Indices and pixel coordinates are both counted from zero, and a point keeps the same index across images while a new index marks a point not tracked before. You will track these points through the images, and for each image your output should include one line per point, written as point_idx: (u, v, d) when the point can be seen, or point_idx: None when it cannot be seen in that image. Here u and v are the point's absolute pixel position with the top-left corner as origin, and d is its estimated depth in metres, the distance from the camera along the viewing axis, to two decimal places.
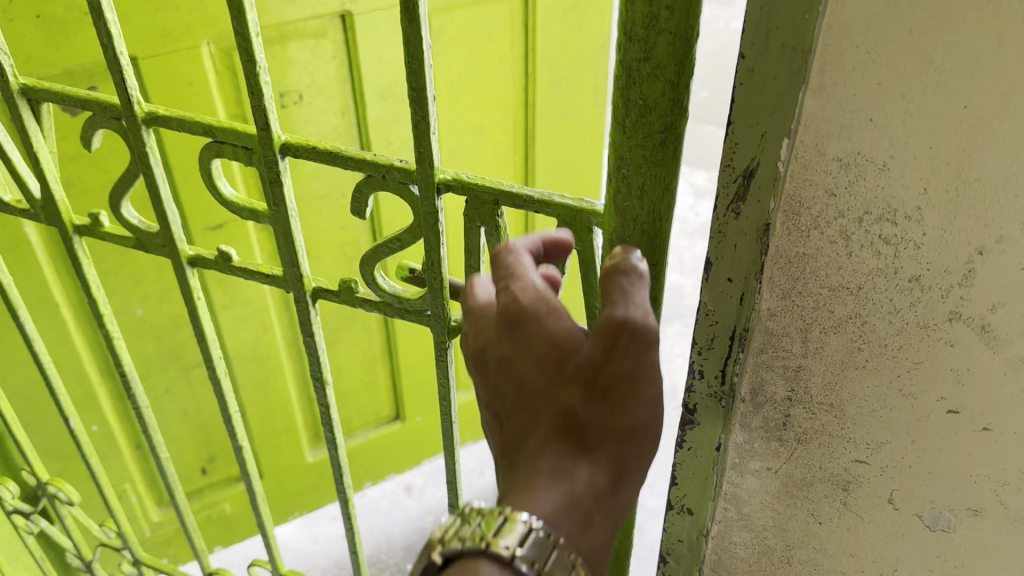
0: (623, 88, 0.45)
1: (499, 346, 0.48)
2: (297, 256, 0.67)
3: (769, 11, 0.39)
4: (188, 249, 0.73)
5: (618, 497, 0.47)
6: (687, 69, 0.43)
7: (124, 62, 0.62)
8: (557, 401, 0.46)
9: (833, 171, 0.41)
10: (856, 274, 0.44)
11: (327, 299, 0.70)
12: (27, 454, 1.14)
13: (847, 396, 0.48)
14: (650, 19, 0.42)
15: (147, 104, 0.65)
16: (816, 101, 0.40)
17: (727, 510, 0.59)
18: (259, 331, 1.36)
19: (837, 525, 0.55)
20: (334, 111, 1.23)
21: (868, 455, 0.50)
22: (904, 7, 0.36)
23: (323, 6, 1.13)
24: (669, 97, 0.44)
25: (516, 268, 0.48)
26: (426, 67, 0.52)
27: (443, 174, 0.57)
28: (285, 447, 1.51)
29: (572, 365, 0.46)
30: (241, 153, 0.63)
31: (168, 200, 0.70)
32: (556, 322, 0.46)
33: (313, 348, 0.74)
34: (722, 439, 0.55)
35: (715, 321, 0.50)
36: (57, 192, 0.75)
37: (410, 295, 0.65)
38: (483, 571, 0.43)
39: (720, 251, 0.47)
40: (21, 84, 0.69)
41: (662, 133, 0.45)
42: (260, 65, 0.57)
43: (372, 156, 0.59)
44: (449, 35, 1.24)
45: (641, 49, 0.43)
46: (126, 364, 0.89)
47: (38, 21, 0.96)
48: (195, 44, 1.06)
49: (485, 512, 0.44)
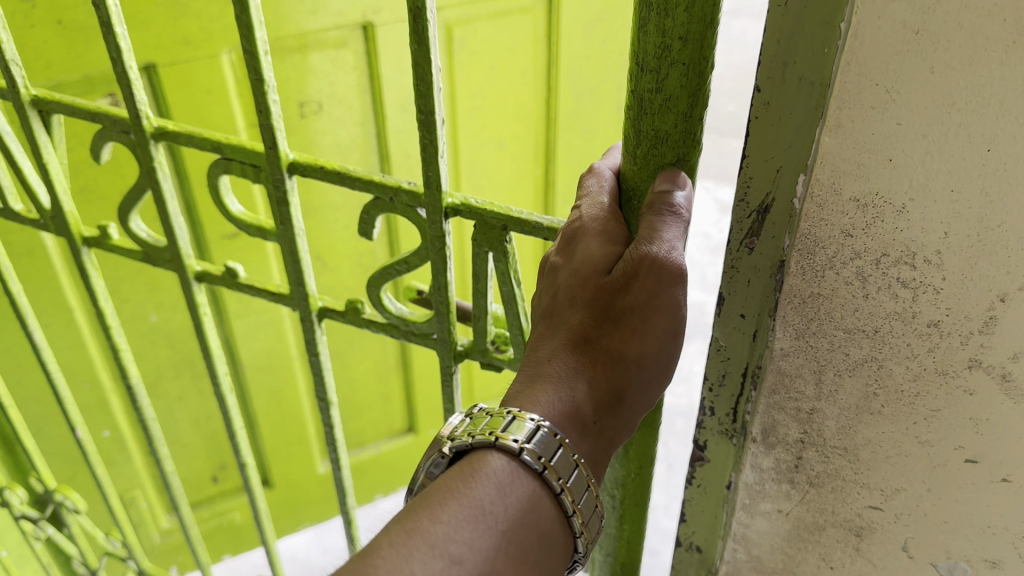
0: (634, 117, 0.46)
1: (553, 252, 0.51)
2: (304, 276, 0.67)
3: (787, 43, 0.39)
4: (194, 264, 0.73)
5: (617, 418, 0.49)
6: (700, 100, 0.44)
7: (133, 77, 0.63)
8: (579, 314, 0.48)
9: (850, 213, 0.40)
10: (872, 317, 0.42)
11: (332, 318, 0.69)
12: (35, 460, 1.15)
13: (862, 441, 0.47)
14: (662, 49, 0.42)
15: (155, 119, 0.66)
16: (833, 139, 0.39)
17: (736, 550, 0.57)
18: (273, 339, 1.36)
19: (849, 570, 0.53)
20: (353, 121, 1.22)
21: (882, 502, 0.48)
22: (925, 46, 0.35)
23: (344, 17, 1.13)
24: (681, 128, 0.45)
25: (591, 186, 0.51)
26: (435, 91, 0.52)
27: (451, 199, 0.57)
28: (297, 456, 1.51)
29: (599, 281, 0.48)
30: (249, 171, 0.63)
31: (176, 215, 0.70)
32: (600, 239, 0.49)
33: (317, 367, 0.73)
34: (732, 479, 0.54)
35: (726, 358, 0.49)
36: (66, 203, 0.76)
37: (417, 318, 0.65)
38: (492, 461, 0.45)
39: (732, 287, 0.47)
40: (32, 95, 0.70)
41: (674, 164, 0.46)
42: (269, 84, 0.57)
43: (380, 178, 0.59)
44: (470, 47, 1.23)
45: (653, 79, 0.44)
46: (132, 376, 0.90)
47: (59, 27, 0.96)
48: (215, 53, 1.07)
49: (494, 411, 0.46)
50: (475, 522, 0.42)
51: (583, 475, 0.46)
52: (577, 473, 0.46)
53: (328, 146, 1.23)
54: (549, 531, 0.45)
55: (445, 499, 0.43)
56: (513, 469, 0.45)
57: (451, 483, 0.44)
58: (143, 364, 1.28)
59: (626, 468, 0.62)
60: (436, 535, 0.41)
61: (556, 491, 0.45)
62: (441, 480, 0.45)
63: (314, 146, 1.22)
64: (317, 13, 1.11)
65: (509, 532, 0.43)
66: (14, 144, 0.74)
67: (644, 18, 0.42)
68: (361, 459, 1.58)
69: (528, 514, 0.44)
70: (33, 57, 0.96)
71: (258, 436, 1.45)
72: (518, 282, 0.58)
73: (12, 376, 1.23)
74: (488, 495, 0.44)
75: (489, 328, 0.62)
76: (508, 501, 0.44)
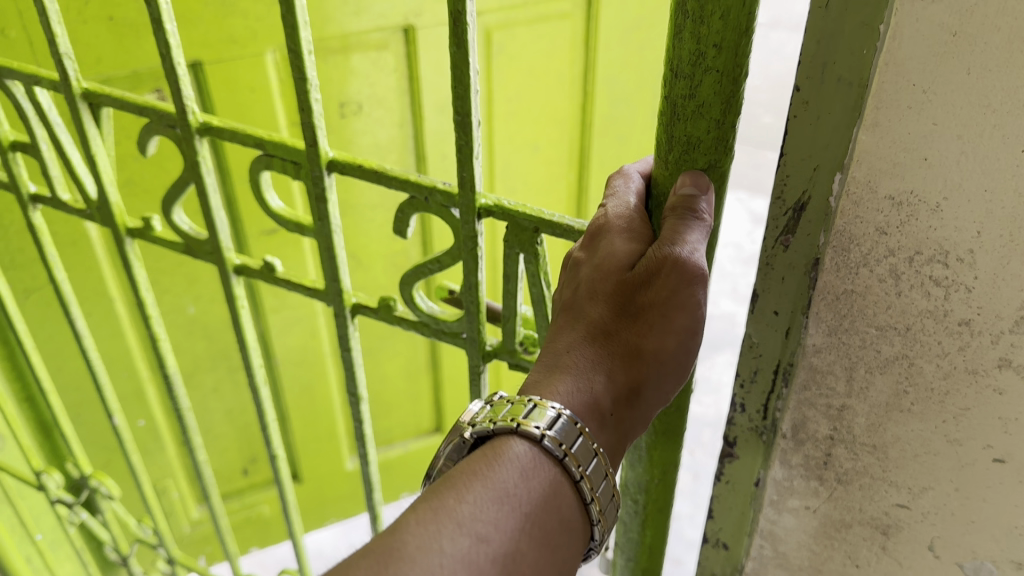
0: (668, 123, 0.46)
1: (577, 248, 0.52)
2: (339, 271, 0.68)
3: (827, 44, 0.39)
4: (234, 257, 0.75)
5: (634, 412, 0.50)
6: (732, 106, 0.44)
7: (181, 72, 0.65)
8: (600, 308, 0.49)
9: (885, 211, 0.41)
10: (904, 314, 0.43)
11: (365, 314, 0.71)
12: (72, 444, 1.18)
13: (891, 439, 0.47)
14: (697, 56, 0.43)
15: (201, 115, 0.68)
16: (870, 137, 0.40)
17: (763, 547, 0.57)
18: (307, 334, 1.38)
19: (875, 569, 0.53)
20: (391, 122, 1.24)
21: (909, 500, 0.49)
22: (963, 48, 0.35)
23: (387, 19, 1.15)
24: (713, 134, 0.45)
25: (619, 186, 0.52)
26: (472, 93, 0.53)
27: (485, 199, 0.58)
28: (326, 451, 1.53)
29: (622, 276, 0.49)
30: (289, 167, 0.65)
31: (217, 210, 0.72)
32: (623, 237, 0.50)
33: (349, 363, 0.75)
34: (761, 476, 0.54)
35: (759, 355, 0.49)
36: (112, 195, 0.78)
37: (447, 317, 0.66)
38: (514, 446, 0.46)
39: (767, 283, 0.47)
40: (83, 88, 0.72)
41: (705, 169, 0.47)
42: (312, 82, 0.59)
43: (416, 177, 0.60)
44: (509, 51, 1.25)
45: (686, 86, 0.44)
46: (170, 366, 0.92)
47: (111, 23, 0.99)
48: (260, 52, 1.09)
49: (515, 399, 0.47)
50: (499, 503, 0.43)
51: (602, 464, 0.47)
52: (597, 461, 0.46)
53: (366, 146, 1.25)
54: (570, 519, 0.46)
55: (470, 479, 0.44)
56: (535, 454, 0.46)
57: (475, 466, 0.45)
58: (180, 355, 1.30)
59: (650, 474, 0.62)
60: (462, 513, 0.43)
61: (575, 479, 0.46)
62: (464, 463, 0.46)
63: (352, 146, 1.24)
64: (359, 14, 1.14)
65: (532, 515, 0.44)
66: (65, 135, 0.77)
67: (681, 25, 0.43)
68: (389, 457, 1.60)
69: (549, 499, 0.45)
70: (85, 52, 0.99)
71: (290, 430, 1.47)
72: (548, 285, 0.59)
73: (53, 363, 1.27)
74: (512, 478, 0.45)
75: (519, 328, 0.63)
76: (531, 485, 0.45)
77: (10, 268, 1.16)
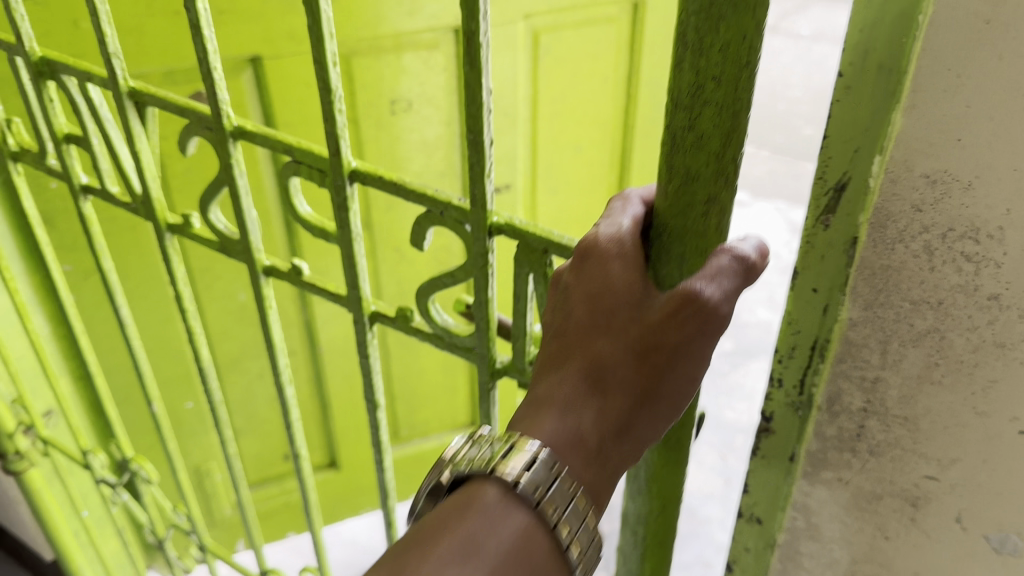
0: (668, 154, 0.46)
1: (567, 270, 0.49)
2: (360, 281, 0.71)
3: (868, 32, 0.41)
4: (263, 258, 0.78)
5: (621, 449, 0.48)
6: (732, 143, 0.44)
7: (218, 76, 0.68)
8: (593, 339, 0.47)
9: (920, 189, 0.43)
10: (937, 289, 0.45)
11: (383, 323, 0.74)
12: (115, 426, 1.22)
13: (922, 410, 0.49)
14: (696, 88, 0.43)
15: (235, 119, 0.71)
16: (907, 119, 0.42)
17: (796, 518, 0.59)
18: (350, 325, 1.43)
19: (903, 540, 0.55)
20: (439, 119, 1.28)
21: (938, 471, 0.51)
22: (996, 35, 0.38)
23: (439, 20, 1.19)
24: (712, 167, 0.45)
25: (615, 209, 0.50)
26: (483, 112, 0.56)
27: (496, 218, 0.60)
28: (365, 441, 1.57)
29: (618, 308, 0.46)
30: (315, 174, 0.69)
31: (249, 212, 0.75)
32: (619, 261, 0.47)
33: (367, 370, 0.78)
34: (796, 450, 0.56)
35: (797, 330, 0.51)
36: (154, 190, 0.82)
37: (460, 331, 0.69)
38: (488, 491, 0.46)
39: (807, 261, 0.49)
40: (130, 87, 0.76)
41: (703, 204, 0.46)
42: (338, 96, 0.62)
43: (433, 193, 0.63)
44: (556, 54, 1.28)
45: (686, 117, 0.44)
46: (204, 358, 0.96)
47: (177, 17, 1.04)
48: (317, 49, 1.14)
49: (499, 438, 0.47)
50: (466, 554, 0.43)
51: (580, 506, 0.45)
52: (574, 504, 0.45)
53: (414, 143, 1.29)
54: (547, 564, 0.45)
55: (441, 530, 0.45)
56: (507, 500, 0.45)
57: (448, 514, 0.45)
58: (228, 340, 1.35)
59: (649, 505, 0.62)
60: (428, 566, 0.43)
61: (552, 524, 0.45)
62: (439, 509, 0.46)
63: (400, 142, 1.28)
64: (413, 15, 1.17)
65: (501, 566, 0.43)
66: (113, 132, 0.81)
67: (682, 57, 0.43)
68: (425, 448, 1.64)
69: (522, 547, 0.44)
70: (151, 45, 1.04)
71: (329, 417, 1.51)
72: None
73: (108, 345, 1.32)
74: (483, 524, 0.45)
75: (527, 347, 0.65)
76: (502, 532, 0.44)
77: (73, 249, 1.20)
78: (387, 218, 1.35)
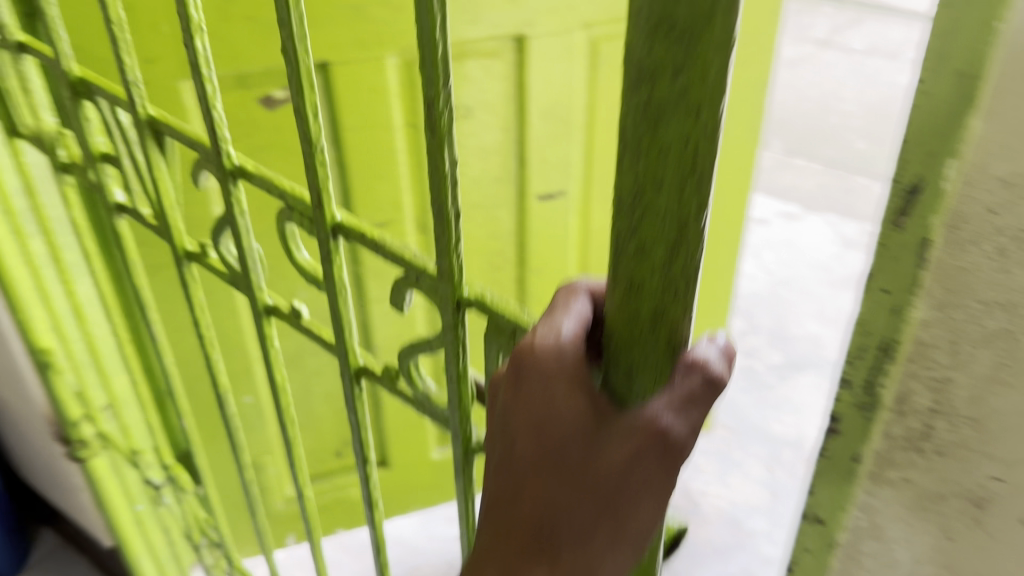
0: (615, 261, 0.44)
1: (506, 387, 0.46)
2: (346, 333, 0.70)
3: (947, 37, 0.39)
4: (266, 297, 0.78)
5: None
6: (678, 254, 0.40)
7: (218, 114, 0.69)
8: (537, 481, 0.44)
9: (994, 190, 0.41)
10: (1009, 288, 0.42)
11: (370, 378, 0.72)
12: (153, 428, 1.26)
13: (990, 411, 0.45)
14: (636, 193, 0.40)
15: (236, 156, 0.72)
16: (984, 124, 0.40)
17: (859, 520, 0.54)
18: (404, 326, 1.45)
19: (971, 546, 0.49)
20: (497, 126, 1.30)
21: (1006, 473, 0.45)
22: None
23: (501, 28, 1.21)
24: (658, 278, 0.41)
25: (557, 310, 0.46)
26: (450, 185, 0.54)
27: (467, 290, 0.58)
28: (414, 440, 1.60)
29: (566, 442, 0.43)
30: (306, 221, 0.68)
31: (252, 253, 0.75)
32: (565, 382, 0.43)
33: (359, 425, 0.76)
34: (861, 449, 0.52)
35: (867, 334, 0.48)
36: (173, 217, 0.85)
37: (438, 401, 0.66)
38: None
39: (879, 262, 0.46)
40: (148, 115, 0.79)
41: (649, 317, 0.43)
42: (321, 149, 0.61)
43: (411, 256, 0.61)
44: (613, 63, 1.31)
45: (628, 224, 0.42)
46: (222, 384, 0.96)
47: (251, 22, 1.09)
48: (383, 55, 1.18)
49: None
50: None
51: None
52: None
53: (472, 148, 1.31)
54: None
55: None
56: None
57: None
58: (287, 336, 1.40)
59: None
60: None
61: None
62: None
63: (459, 147, 1.30)
64: (477, 24, 1.20)
65: None
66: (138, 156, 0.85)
67: (624, 161, 0.41)
68: None
69: None
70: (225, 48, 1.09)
71: (381, 417, 1.54)
72: None
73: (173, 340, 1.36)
74: None
75: None
76: None
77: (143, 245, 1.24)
78: (444, 222, 1.37)
